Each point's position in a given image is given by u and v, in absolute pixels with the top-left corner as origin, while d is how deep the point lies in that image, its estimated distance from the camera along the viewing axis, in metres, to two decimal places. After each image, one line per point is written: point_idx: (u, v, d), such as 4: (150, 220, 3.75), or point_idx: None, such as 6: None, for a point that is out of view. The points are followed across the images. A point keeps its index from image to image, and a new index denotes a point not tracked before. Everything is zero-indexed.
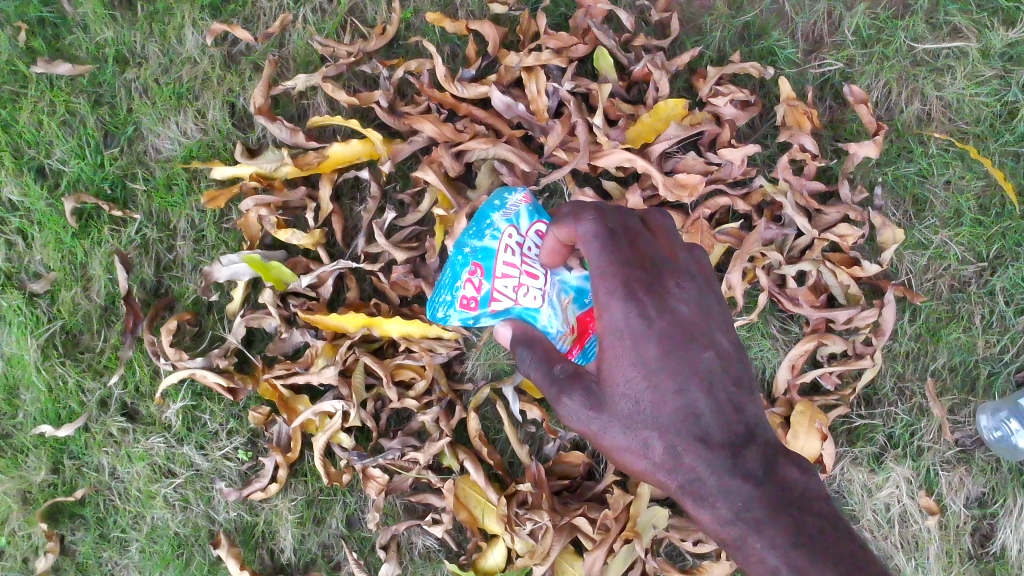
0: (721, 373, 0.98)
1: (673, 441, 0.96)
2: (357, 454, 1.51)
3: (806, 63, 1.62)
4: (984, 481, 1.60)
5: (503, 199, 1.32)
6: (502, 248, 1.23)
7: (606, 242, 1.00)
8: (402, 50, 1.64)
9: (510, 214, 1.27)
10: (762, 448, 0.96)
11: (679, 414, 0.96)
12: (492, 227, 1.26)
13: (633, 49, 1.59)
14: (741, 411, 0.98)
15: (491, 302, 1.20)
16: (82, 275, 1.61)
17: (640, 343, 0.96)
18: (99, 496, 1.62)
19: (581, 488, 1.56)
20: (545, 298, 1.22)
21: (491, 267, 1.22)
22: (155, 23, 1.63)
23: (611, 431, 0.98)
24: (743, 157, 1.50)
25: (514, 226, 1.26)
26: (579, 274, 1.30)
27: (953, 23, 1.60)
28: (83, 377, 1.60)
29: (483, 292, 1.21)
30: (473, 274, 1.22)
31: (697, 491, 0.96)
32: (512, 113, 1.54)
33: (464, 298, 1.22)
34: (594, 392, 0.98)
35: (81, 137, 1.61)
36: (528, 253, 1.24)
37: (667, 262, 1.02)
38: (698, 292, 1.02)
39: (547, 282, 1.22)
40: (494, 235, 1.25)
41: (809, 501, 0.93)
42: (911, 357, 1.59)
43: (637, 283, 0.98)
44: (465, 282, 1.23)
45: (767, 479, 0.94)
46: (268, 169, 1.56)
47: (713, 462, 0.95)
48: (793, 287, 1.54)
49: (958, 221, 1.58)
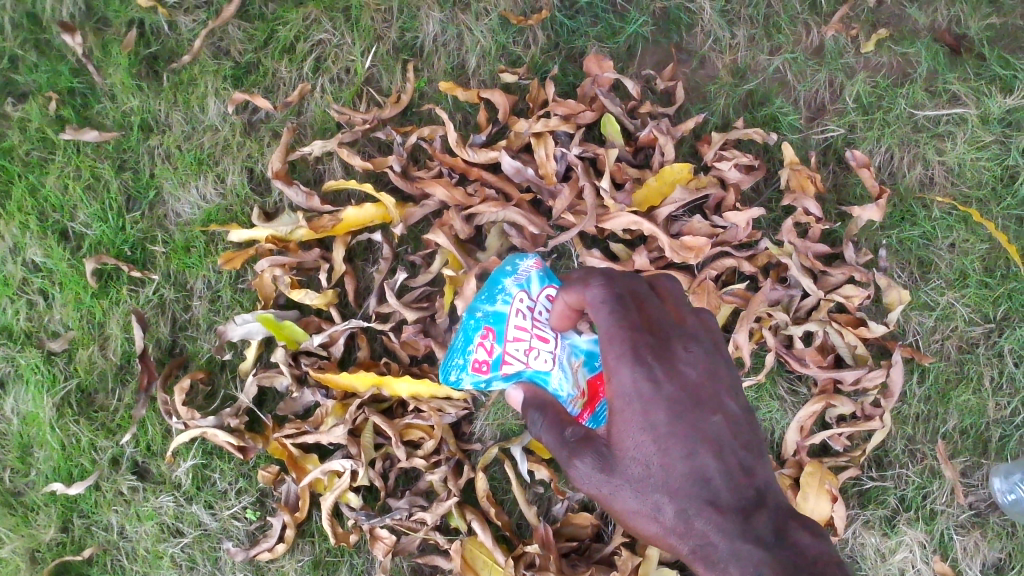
0: (730, 437, 0.97)
1: (684, 504, 0.94)
2: (365, 514, 1.52)
3: (809, 130, 1.67)
4: (1000, 546, 1.57)
5: (515, 264, 1.34)
6: (514, 312, 1.26)
7: (615, 307, 1.02)
8: (416, 118, 1.69)
9: (521, 279, 1.30)
10: (773, 511, 0.93)
11: (689, 477, 0.95)
12: (504, 291, 1.29)
13: (639, 116, 1.63)
14: (751, 475, 0.96)
15: (502, 365, 1.23)
16: (100, 334, 1.65)
17: (649, 407, 0.96)
18: (107, 556, 1.61)
19: (589, 551, 1.55)
20: (556, 361, 1.23)
21: (502, 331, 1.25)
22: (179, 93, 1.69)
23: (622, 494, 0.97)
24: (748, 220, 1.52)
25: (526, 290, 1.28)
26: (589, 337, 1.29)
27: (951, 90, 1.64)
28: (96, 435, 1.61)
29: (495, 355, 1.24)
30: (484, 337, 1.25)
31: (709, 556, 0.93)
32: (521, 177, 1.58)
33: (476, 362, 1.25)
34: (605, 455, 0.98)
35: (105, 201, 1.67)
36: (539, 317, 1.26)
37: (676, 326, 1.03)
38: (707, 356, 1.02)
39: (558, 344, 1.24)
40: (505, 299, 1.28)
41: (822, 565, 0.87)
42: (922, 419, 1.58)
43: (645, 347, 0.99)
44: (477, 345, 1.26)
45: (778, 543, 0.90)
46: (283, 231, 1.59)
47: (724, 526, 0.93)
48: (799, 347, 1.55)
49: (964, 283, 1.59)
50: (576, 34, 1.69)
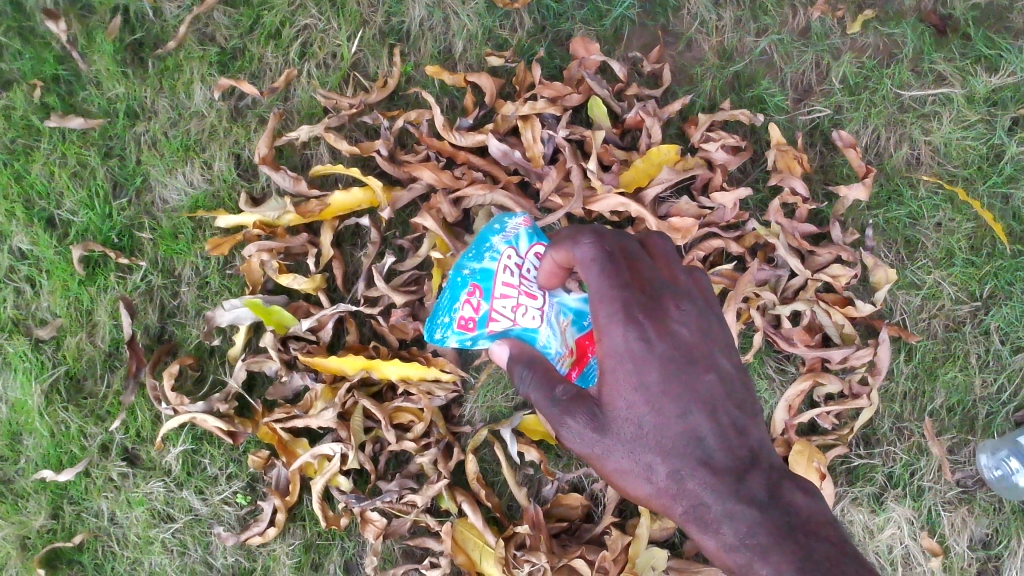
0: (723, 396, 1.02)
1: (678, 465, 0.99)
2: (356, 497, 1.52)
3: (795, 111, 1.67)
4: (987, 522, 1.58)
5: (503, 223, 1.36)
6: (502, 269, 1.27)
7: (605, 266, 1.03)
8: (402, 103, 1.68)
9: (509, 237, 1.30)
10: (767, 471, 0.99)
11: (682, 437, 0.99)
12: (492, 249, 1.29)
13: (626, 98, 1.63)
14: (745, 436, 1.01)
15: (489, 322, 1.25)
16: (88, 321, 1.64)
17: (641, 366, 0.99)
18: (98, 542, 1.61)
19: (579, 531, 1.56)
20: (543, 318, 1.25)
21: (489, 287, 1.26)
22: (165, 79, 1.69)
23: (615, 454, 1.01)
24: (735, 200, 1.53)
25: (514, 247, 1.28)
26: (577, 296, 1.34)
27: (937, 70, 1.64)
28: (85, 422, 1.61)
29: (481, 312, 1.26)
30: (471, 295, 1.27)
31: (702, 517, 0.98)
32: (508, 160, 1.58)
33: (462, 319, 1.27)
34: (598, 415, 1.01)
35: (91, 188, 1.66)
36: (527, 274, 1.26)
37: (667, 284, 1.05)
38: (697, 314, 1.05)
39: (545, 302, 1.26)
40: (493, 257, 1.28)
41: (817, 526, 0.94)
42: (909, 397, 1.59)
43: (636, 306, 1.01)
44: (464, 303, 1.28)
45: (771, 503, 0.96)
46: (271, 217, 1.59)
47: (718, 488, 0.98)
48: (788, 326, 1.55)
49: (950, 262, 1.60)
50: (563, 17, 1.68)
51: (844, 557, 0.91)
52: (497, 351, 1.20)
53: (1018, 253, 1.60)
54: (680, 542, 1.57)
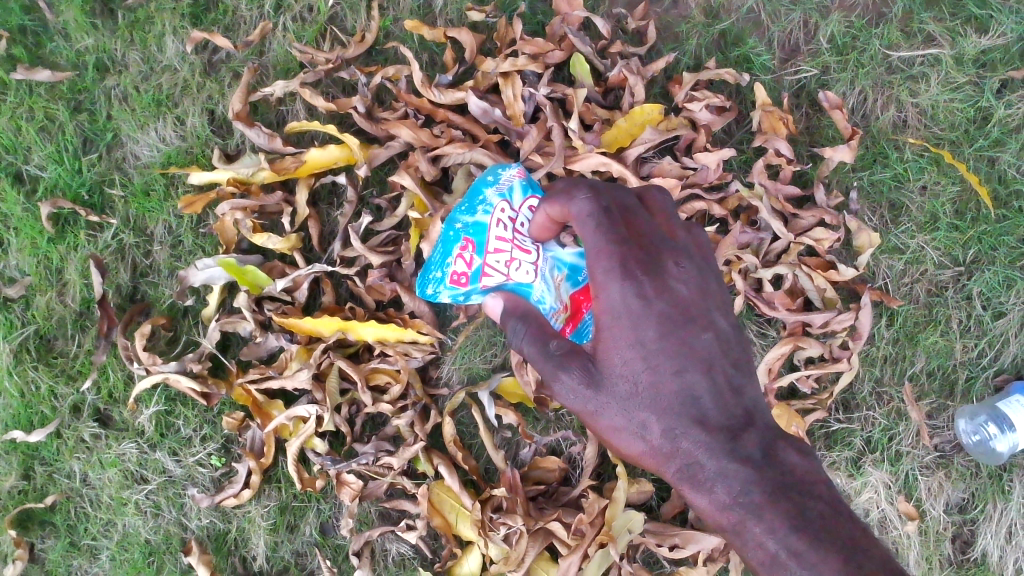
0: (719, 355, 1.01)
1: (672, 423, 0.98)
2: (331, 459, 1.49)
3: (782, 71, 1.64)
4: (963, 487, 1.59)
5: (497, 175, 1.32)
6: (494, 223, 1.24)
7: (602, 221, 1.02)
8: (382, 57, 1.65)
9: (502, 190, 1.28)
10: (762, 431, 0.99)
11: (678, 396, 0.98)
12: (484, 202, 1.26)
13: (610, 56, 1.60)
14: (740, 395, 1.01)
15: (482, 277, 1.22)
16: (58, 279, 1.61)
17: (638, 322, 0.98)
18: (71, 503, 1.60)
19: (556, 494, 1.55)
20: (538, 273, 1.23)
21: (484, 241, 1.23)
22: (136, 31, 1.64)
23: (609, 412, 0.99)
24: (718, 161, 1.51)
25: (507, 200, 1.26)
26: (572, 251, 1.30)
27: (926, 30, 1.61)
28: (56, 381, 1.59)
29: (474, 268, 1.22)
30: (464, 249, 1.23)
31: (695, 476, 0.98)
32: (489, 118, 1.53)
33: (454, 274, 1.24)
34: (592, 370, 0.99)
35: (60, 143, 1.62)
36: (520, 228, 1.24)
37: (664, 239, 1.04)
38: (696, 271, 1.04)
39: (538, 257, 1.24)
40: (486, 210, 1.26)
41: (810, 485, 0.96)
42: (890, 361, 1.58)
43: (633, 262, 1.00)
44: (456, 257, 1.24)
45: (765, 463, 0.97)
46: (245, 173, 1.55)
47: (712, 447, 0.97)
48: (770, 290, 1.53)
49: (934, 227, 1.58)
50: None
51: (839, 517, 0.94)
52: (492, 306, 1.17)
53: (1002, 218, 1.58)
54: (658, 505, 1.56)
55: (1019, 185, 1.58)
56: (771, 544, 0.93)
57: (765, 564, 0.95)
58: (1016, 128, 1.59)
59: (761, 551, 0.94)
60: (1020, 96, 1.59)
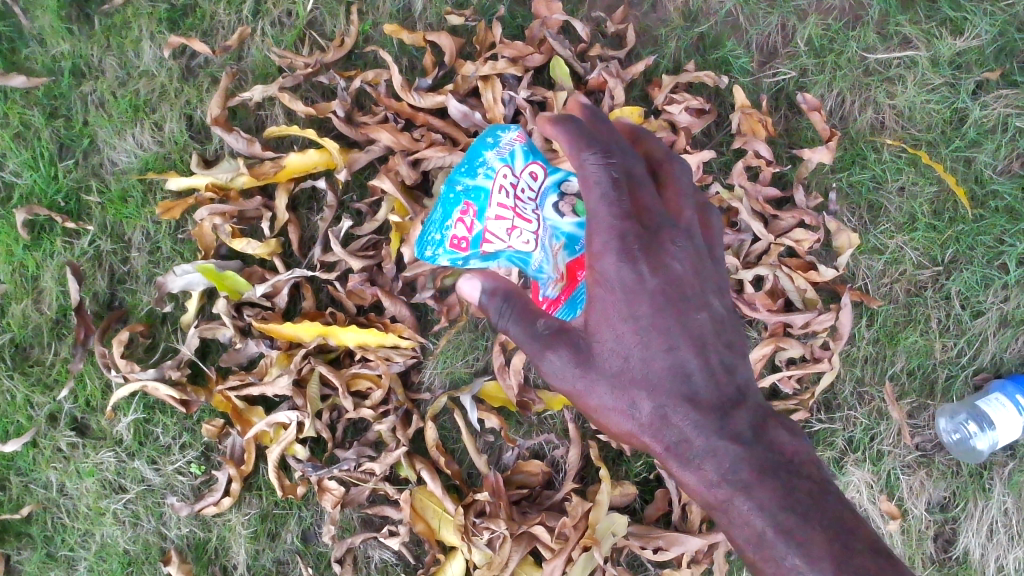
0: (712, 334, 1.01)
1: (662, 402, 0.98)
2: (312, 466, 1.48)
3: (760, 73, 1.65)
4: (945, 486, 1.59)
5: (496, 137, 1.30)
6: (496, 188, 1.21)
7: (608, 192, 0.97)
8: (360, 61, 1.64)
9: (503, 153, 1.26)
10: (752, 411, 1.00)
11: (669, 373, 0.98)
12: (485, 165, 1.24)
13: (589, 59, 1.60)
14: (732, 373, 1.01)
15: (482, 243, 1.21)
16: (34, 287, 1.59)
17: (633, 299, 0.97)
18: (47, 514, 1.57)
19: (540, 498, 1.54)
20: (537, 243, 1.23)
21: (486, 203, 1.20)
22: (112, 37, 1.62)
23: (598, 390, 0.99)
24: (697, 163, 1.52)
25: (508, 165, 1.24)
26: (572, 220, 1.28)
27: (902, 33, 1.62)
28: (32, 391, 1.57)
29: (474, 233, 1.20)
30: (465, 213, 1.20)
31: (684, 454, 0.98)
32: (468, 122, 1.55)
33: (454, 238, 1.21)
34: (582, 348, 0.99)
35: (36, 150, 1.60)
36: (521, 194, 1.22)
37: (666, 215, 1.02)
38: (692, 247, 1.02)
39: (539, 227, 1.23)
40: (487, 174, 1.22)
41: (799, 464, 0.97)
42: (870, 362, 1.58)
43: (633, 238, 0.98)
44: (456, 222, 1.21)
45: (755, 441, 0.98)
46: (224, 179, 1.55)
47: (702, 425, 0.98)
48: (750, 291, 1.53)
49: (913, 226, 1.59)
50: None
51: (824, 496, 0.96)
52: (469, 290, 1.01)
53: (980, 218, 1.58)
54: (641, 508, 1.55)
55: (996, 185, 1.59)
56: (759, 521, 0.94)
57: (750, 541, 0.96)
58: (992, 128, 1.60)
59: (747, 528, 0.95)
60: (996, 97, 1.60)
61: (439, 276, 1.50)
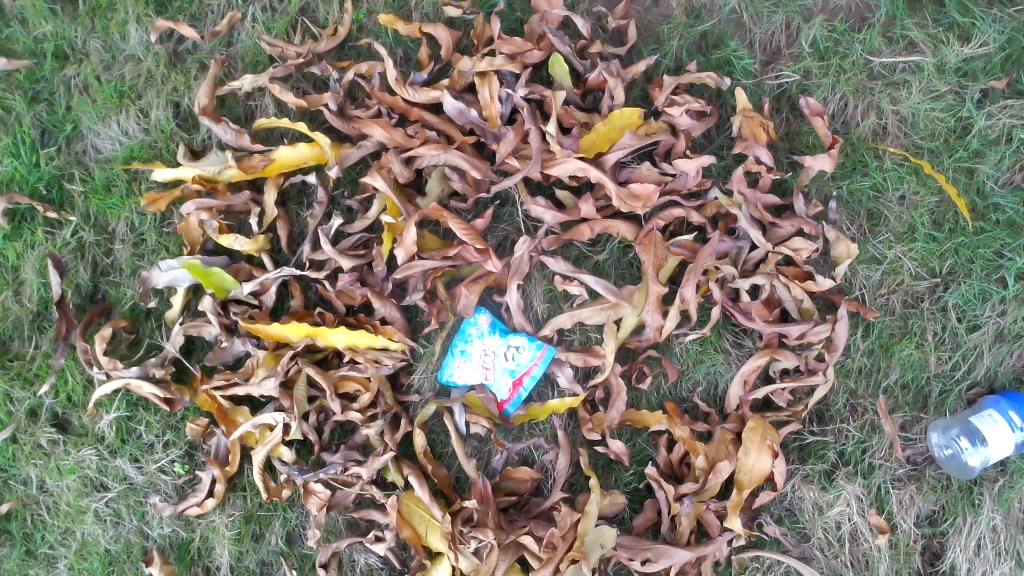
0: None
1: None
2: (298, 469, 1.46)
3: (763, 75, 1.61)
4: (934, 499, 1.57)
5: (477, 317, 1.48)
6: (478, 351, 1.48)
7: None
8: (354, 52, 1.60)
9: (483, 332, 1.48)
10: None
11: None
12: (471, 332, 1.48)
13: (589, 56, 1.56)
14: None
15: (468, 378, 1.48)
16: (14, 278, 1.55)
17: None
18: (27, 510, 1.55)
19: (528, 505, 1.53)
20: (503, 379, 1.48)
21: (469, 359, 1.48)
22: (97, 19, 1.57)
23: None
24: (697, 168, 1.46)
25: (486, 339, 1.48)
26: (532, 360, 1.47)
27: (909, 37, 1.59)
28: (12, 385, 1.53)
29: (462, 375, 1.48)
30: (458, 365, 1.48)
31: None
32: (464, 119, 1.49)
33: (454, 376, 1.48)
34: None
35: (17, 134, 1.55)
36: (495, 358, 1.47)
37: None
38: None
39: (504, 368, 1.47)
40: (472, 340, 1.48)
41: None
42: (864, 373, 1.57)
43: None
44: (455, 367, 1.48)
45: None
46: (211, 172, 1.50)
47: None
48: (746, 301, 1.51)
49: (912, 237, 1.56)
50: None
51: None
52: None
53: (980, 230, 1.56)
54: (630, 518, 1.55)
55: (998, 197, 1.56)
56: None
57: None
58: (996, 139, 1.57)
59: None
60: (1001, 107, 1.57)
61: (431, 278, 1.47)
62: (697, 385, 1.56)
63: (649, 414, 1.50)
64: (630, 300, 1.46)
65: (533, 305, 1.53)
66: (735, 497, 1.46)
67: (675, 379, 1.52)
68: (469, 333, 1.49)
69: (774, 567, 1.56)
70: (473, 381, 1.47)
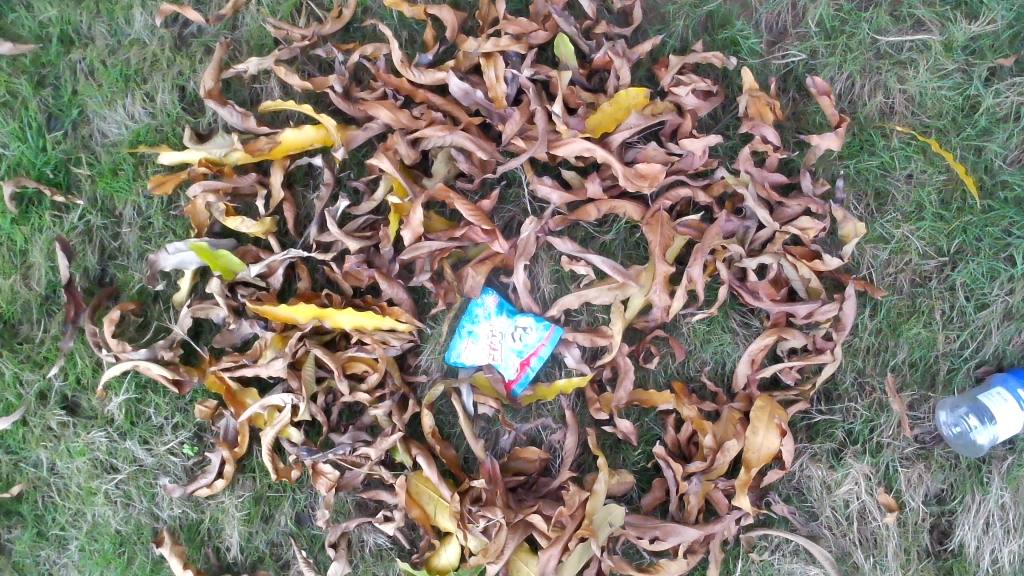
0: None
1: None
2: (307, 450, 1.48)
3: (769, 55, 1.60)
4: (942, 478, 1.57)
5: (485, 299, 1.49)
6: (485, 332, 1.48)
7: None
8: (359, 34, 1.59)
9: (491, 313, 1.48)
10: None
11: None
12: (478, 313, 1.49)
13: (595, 37, 1.55)
14: None
15: (475, 359, 1.48)
16: (23, 262, 1.56)
17: None
18: (37, 493, 1.56)
19: (537, 484, 1.53)
20: (510, 359, 1.48)
21: (476, 340, 1.48)
22: (102, 3, 1.57)
23: None
24: (704, 148, 1.47)
25: (492, 320, 1.48)
26: (539, 340, 1.47)
27: (916, 15, 1.58)
28: (21, 368, 1.54)
29: (469, 356, 1.48)
30: (465, 346, 1.48)
31: None
32: (470, 100, 1.50)
33: (462, 357, 1.48)
34: None
35: (23, 119, 1.55)
36: (502, 339, 1.47)
37: None
38: None
39: (511, 348, 1.47)
40: (479, 321, 1.48)
41: None
42: (872, 352, 1.57)
43: None
44: (462, 348, 1.49)
45: None
46: (217, 154, 1.50)
47: None
48: (754, 280, 1.51)
49: (920, 215, 1.56)
50: None
51: None
52: None
53: (988, 208, 1.55)
54: (638, 497, 1.56)
55: (1006, 175, 1.56)
56: None
57: None
58: (1005, 117, 1.57)
59: None
60: (1008, 85, 1.56)
61: (437, 259, 1.47)
62: (704, 365, 1.56)
63: (657, 394, 1.49)
64: (638, 280, 1.46)
65: (540, 285, 1.53)
66: (742, 476, 1.47)
67: (682, 359, 1.53)
68: (476, 314, 1.49)
69: (783, 546, 1.56)
70: (480, 361, 1.48)
